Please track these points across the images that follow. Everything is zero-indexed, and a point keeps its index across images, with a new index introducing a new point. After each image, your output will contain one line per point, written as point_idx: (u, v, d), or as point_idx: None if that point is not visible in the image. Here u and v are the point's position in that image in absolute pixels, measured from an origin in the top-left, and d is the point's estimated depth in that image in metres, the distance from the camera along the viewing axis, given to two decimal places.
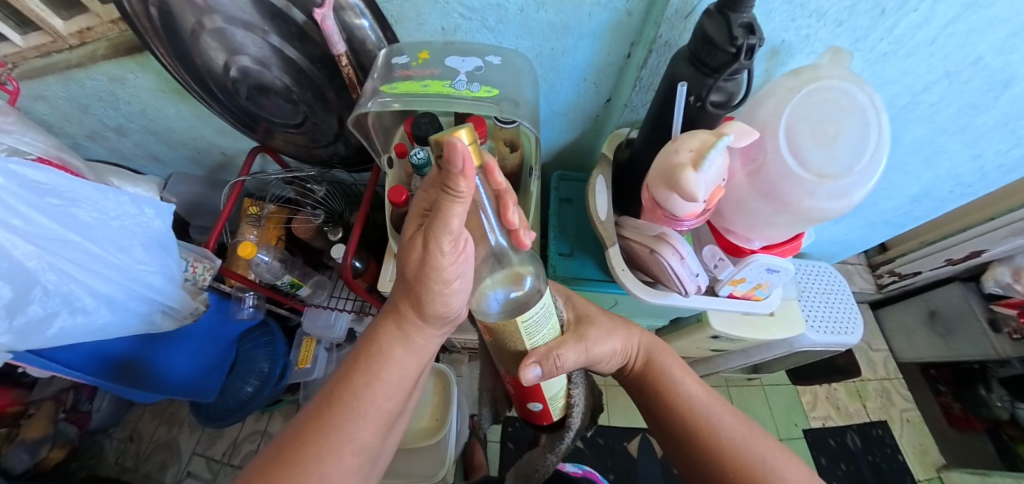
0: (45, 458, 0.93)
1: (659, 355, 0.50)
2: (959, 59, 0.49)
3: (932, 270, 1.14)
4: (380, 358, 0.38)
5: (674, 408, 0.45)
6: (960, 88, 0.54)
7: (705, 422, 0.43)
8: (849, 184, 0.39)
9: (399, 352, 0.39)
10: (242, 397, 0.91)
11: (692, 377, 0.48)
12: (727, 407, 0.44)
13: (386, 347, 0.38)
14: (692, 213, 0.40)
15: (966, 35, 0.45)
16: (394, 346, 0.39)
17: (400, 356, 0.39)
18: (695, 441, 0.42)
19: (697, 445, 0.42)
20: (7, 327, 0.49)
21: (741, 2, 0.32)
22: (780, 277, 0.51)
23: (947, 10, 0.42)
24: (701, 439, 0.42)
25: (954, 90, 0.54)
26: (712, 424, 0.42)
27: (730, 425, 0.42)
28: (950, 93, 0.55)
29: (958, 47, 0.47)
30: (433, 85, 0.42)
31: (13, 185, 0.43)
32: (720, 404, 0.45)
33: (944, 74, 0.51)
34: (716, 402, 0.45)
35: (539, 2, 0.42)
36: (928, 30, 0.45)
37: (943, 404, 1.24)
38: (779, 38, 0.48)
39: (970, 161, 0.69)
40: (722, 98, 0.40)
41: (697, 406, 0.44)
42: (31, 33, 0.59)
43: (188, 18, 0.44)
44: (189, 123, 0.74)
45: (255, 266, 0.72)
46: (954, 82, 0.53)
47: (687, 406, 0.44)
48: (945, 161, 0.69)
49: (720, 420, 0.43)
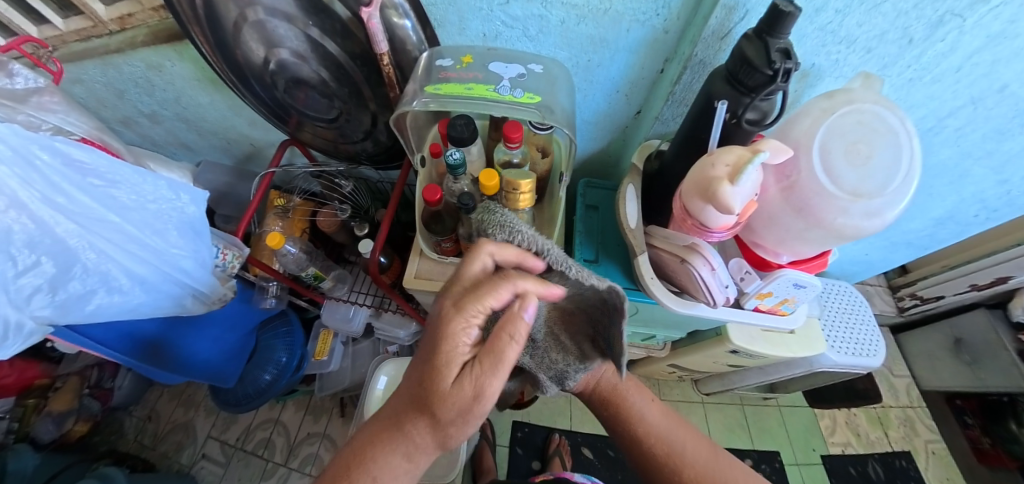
0: (70, 431, 0.95)
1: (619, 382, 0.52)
2: (985, 86, 0.47)
3: (955, 295, 1.10)
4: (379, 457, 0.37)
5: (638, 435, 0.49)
6: (985, 114, 0.52)
7: (670, 445, 0.48)
8: (884, 204, 0.38)
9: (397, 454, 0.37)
10: (261, 385, 0.92)
11: (649, 397, 0.53)
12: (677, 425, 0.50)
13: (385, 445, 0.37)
14: (724, 226, 0.39)
15: (992, 65, 0.44)
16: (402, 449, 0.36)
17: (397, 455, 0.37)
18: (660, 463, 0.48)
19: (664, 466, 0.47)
20: (49, 301, 0.53)
21: (780, 27, 0.32)
22: (807, 293, 0.50)
23: (972, 40, 0.41)
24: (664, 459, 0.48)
25: (979, 116, 0.52)
26: (675, 446, 0.48)
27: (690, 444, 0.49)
28: (975, 118, 0.53)
29: (982, 75, 0.46)
30: (476, 89, 0.42)
31: (57, 163, 0.45)
32: (673, 420, 0.51)
33: (969, 100, 0.50)
34: (668, 421, 0.50)
35: (581, 15, 0.43)
36: (953, 58, 0.44)
37: (971, 438, 1.17)
38: (809, 62, 0.47)
39: (996, 186, 0.66)
40: (758, 116, 0.39)
41: (658, 431, 0.49)
42: (72, 17, 0.61)
43: (231, 10, 0.45)
44: (221, 113, 0.77)
45: (282, 257, 0.73)
46: (979, 108, 0.51)
47: (652, 431, 0.49)
48: (971, 185, 0.67)
49: (678, 437, 0.49)
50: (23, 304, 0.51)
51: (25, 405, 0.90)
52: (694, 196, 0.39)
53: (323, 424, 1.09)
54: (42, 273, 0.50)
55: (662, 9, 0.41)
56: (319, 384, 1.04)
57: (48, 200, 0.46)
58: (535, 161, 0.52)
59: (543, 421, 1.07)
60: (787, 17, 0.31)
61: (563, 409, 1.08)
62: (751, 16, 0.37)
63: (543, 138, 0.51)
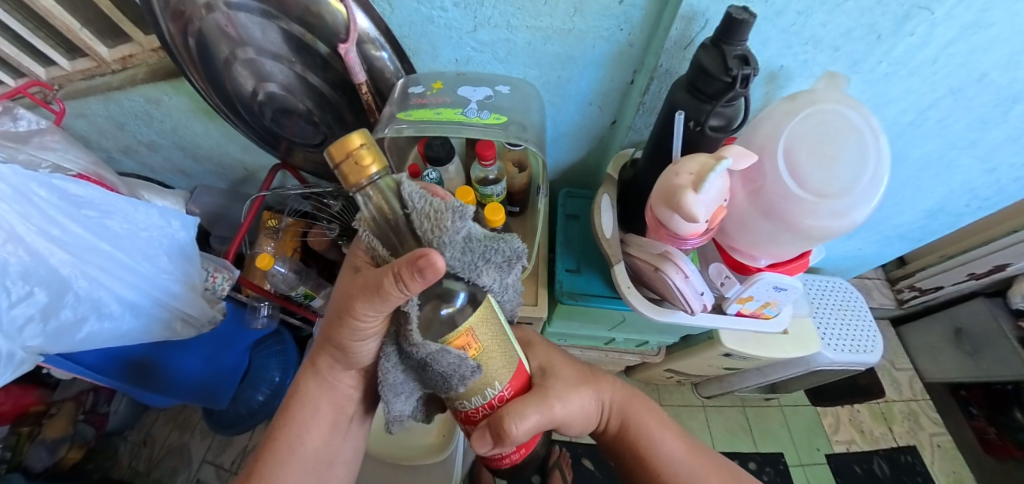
0: (64, 458, 0.93)
1: (630, 404, 0.50)
2: (964, 76, 0.49)
3: (955, 284, 1.11)
4: (299, 395, 0.44)
5: (654, 463, 0.47)
6: (967, 104, 0.53)
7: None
8: (850, 203, 0.38)
9: (314, 390, 0.44)
10: (254, 405, 0.92)
11: (668, 428, 0.50)
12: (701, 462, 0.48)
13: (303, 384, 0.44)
14: (695, 233, 0.39)
15: (969, 54, 0.45)
16: (311, 387, 0.44)
17: (314, 392, 0.44)
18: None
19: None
20: (41, 330, 0.53)
21: (734, 36, 0.33)
22: (789, 294, 0.50)
23: (946, 32, 0.42)
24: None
25: (961, 107, 0.54)
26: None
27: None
28: (957, 109, 0.54)
29: (961, 65, 0.47)
30: (446, 113, 0.43)
31: (54, 198, 0.47)
32: (697, 457, 0.48)
33: (949, 91, 0.51)
34: (690, 456, 0.48)
35: (547, 36, 0.44)
36: (928, 50, 0.45)
37: (978, 429, 1.17)
38: (777, 64, 0.48)
39: (985, 175, 0.67)
40: (722, 123, 0.40)
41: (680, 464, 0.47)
42: (78, 58, 0.63)
43: (223, 49, 0.47)
44: (216, 140, 0.78)
45: (272, 276, 0.74)
46: (959, 99, 0.52)
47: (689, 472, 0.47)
48: (958, 176, 0.68)
49: (703, 475, 0.47)
50: (16, 334, 0.51)
51: (20, 433, 0.88)
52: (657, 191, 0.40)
53: None
54: (35, 302, 0.50)
55: (625, 24, 0.42)
56: None
57: (44, 232, 0.47)
58: (512, 176, 0.53)
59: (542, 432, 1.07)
60: (740, 25, 0.32)
61: None
62: (710, 25, 0.39)
63: (517, 153, 0.53)
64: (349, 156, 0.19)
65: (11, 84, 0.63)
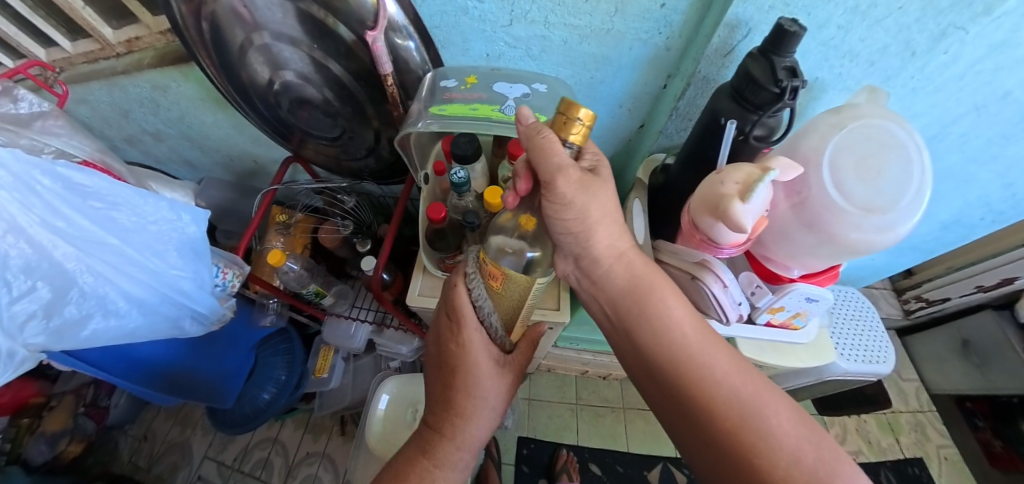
0: (64, 452, 0.91)
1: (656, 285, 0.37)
2: (988, 92, 0.46)
3: (962, 296, 1.09)
4: (433, 456, 0.45)
5: (661, 338, 0.35)
6: (988, 120, 0.51)
7: (701, 376, 0.33)
8: (898, 218, 0.36)
9: (446, 447, 0.45)
10: (259, 404, 0.90)
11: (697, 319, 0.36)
12: (736, 372, 0.33)
13: (437, 448, 0.45)
14: (735, 242, 0.38)
15: (994, 72, 0.43)
16: (444, 444, 0.45)
17: (447, 449, 0.45)
18: (666, 368, 0.35)
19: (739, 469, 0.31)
20: (44, 327, 0.52)
21: (787, 46, 0.32)
22: (819, 306, 0.49)
23: (974, 50, 0.40)
24: (724, 434, 0.32)
25: (983, 122, 0.52)
26: (710, 381, 0.33)
27: (773, 418, 0.31)
28: (979, 124, 0.52)
29: (986, 83, 0.45)
30: (481, 109, 0.42)
31: (58, 187, 0.45)
32: (727, 364, 0.34)
33: (972, 107, 0.49)
34: (714, 353, 0.34)
35: (584, 35, 0.43)
36: (956, 67, 0.43)
37: (983, 441, 1.14)
38: (813, 77, 0.46)
39: (1002, 190, 0.65)
40: (765, 132, 0.39)
41: (694, 357, 0.34)
42: (81, 40, 0.62)
43: (237, 34, 0.45)
44: (225, 131, 0.76)
45: (283, 274, 0.71)
46: (982, 114, 0.50)
47: (689, 356, 0.34)
48: (975, 189, 0.66)
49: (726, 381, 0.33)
50: (16, 332, 0.50)
51: (20, 425, 0.86)
52: (609, 238, 0.35)
53: (323, 443, 1.05)
54: (37, 298, 0.49)
55: (665, 28, 0.41)
56: (320, 401, 0.99)
57: (47, 224, 0.45)
58: None
59: (550, 436, 1.05)
60: (791, 37, 0.31)
61: (570, 423, 1.07)
62: (754, 35, 0.37)
63: None
64: (566, 116, 0.26)
65: (9, 65, 0.61)
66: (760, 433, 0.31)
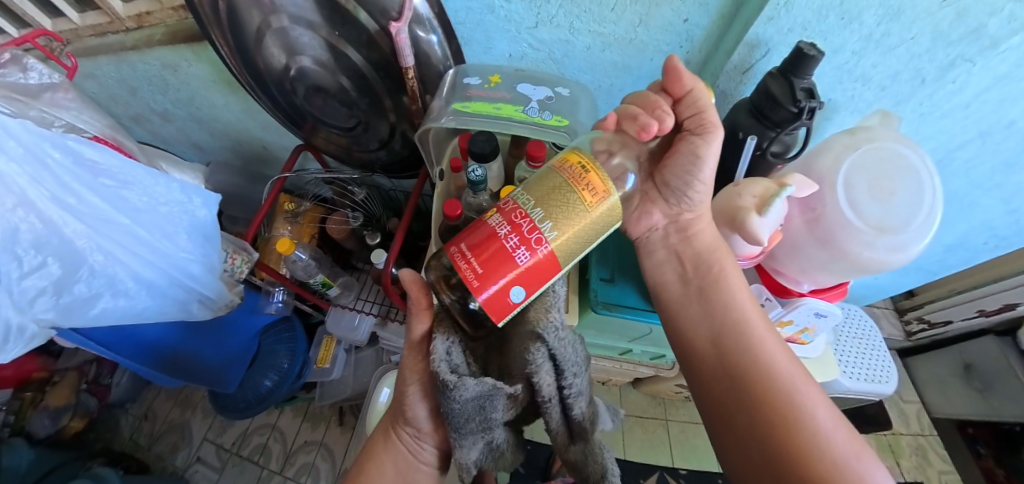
0: (66, 427, 0.92)
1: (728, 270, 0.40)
2: (992, 122, 0.46)
3: (965, 320, 1.07)
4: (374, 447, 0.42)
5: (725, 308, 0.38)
6: (993, 148, 0.50)
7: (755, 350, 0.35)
8: (908, 240, 0.36)
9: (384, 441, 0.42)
10: (262, 391, 0.88)
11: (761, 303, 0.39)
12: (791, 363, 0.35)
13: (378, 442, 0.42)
14: (749, 254, 0.43)
15: (1000, 103, 0.42)
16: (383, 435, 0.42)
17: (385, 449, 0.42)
18: (723, 337, 0.37)
19: (771, 446, 0.31)
20: (54, 304, 0.53)
21: (804, 66, 0.31)
22: (827, 322, 0.49)
23: (980, 81, 0.39)
24: (765, 414, 0.32)
25: (988, 150, 0.51)
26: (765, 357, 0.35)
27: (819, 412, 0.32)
28: (984, 152, 0.51)
29: (991, 112, 0.44)
30: (504, 108, 0.43)
31: (68, 161, 0.45)
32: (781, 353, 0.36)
33: (977, 134, 0.48)
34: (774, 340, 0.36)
35: (607, 42, 0.43)
36: (962, 96, 0.42)
37: (986, 470, 1.13)
38: (828, 97, 0.45)
39: (1004, 215, 0.64)
40: (781, 149, 0.39)
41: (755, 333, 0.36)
42: (88, 11, 0.61)
43: (255, 16, 0.45)
44: (235, 115, 0.77)
45: (292, 263, 0.71)
46: (987, 142, 0.49)
47: (751, 328, 0.37)
48: (978, 214, 0.65)
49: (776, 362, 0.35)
50: (25, 306, 0.50)
51: (23, 397, 0.89)
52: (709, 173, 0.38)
53: (322, 432, 1.06)
54: (47, 274, 0.50)
55: (687, 42, 0.41)
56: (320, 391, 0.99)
57: (58, 199, 0.46)
58: None
59: (546, 439, 1.05)
60: (809, 59, 0.30)
61: None
62: (774, 54, 0.38)
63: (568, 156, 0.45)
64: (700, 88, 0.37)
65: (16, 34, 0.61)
66: (808, 430, 0.31)
